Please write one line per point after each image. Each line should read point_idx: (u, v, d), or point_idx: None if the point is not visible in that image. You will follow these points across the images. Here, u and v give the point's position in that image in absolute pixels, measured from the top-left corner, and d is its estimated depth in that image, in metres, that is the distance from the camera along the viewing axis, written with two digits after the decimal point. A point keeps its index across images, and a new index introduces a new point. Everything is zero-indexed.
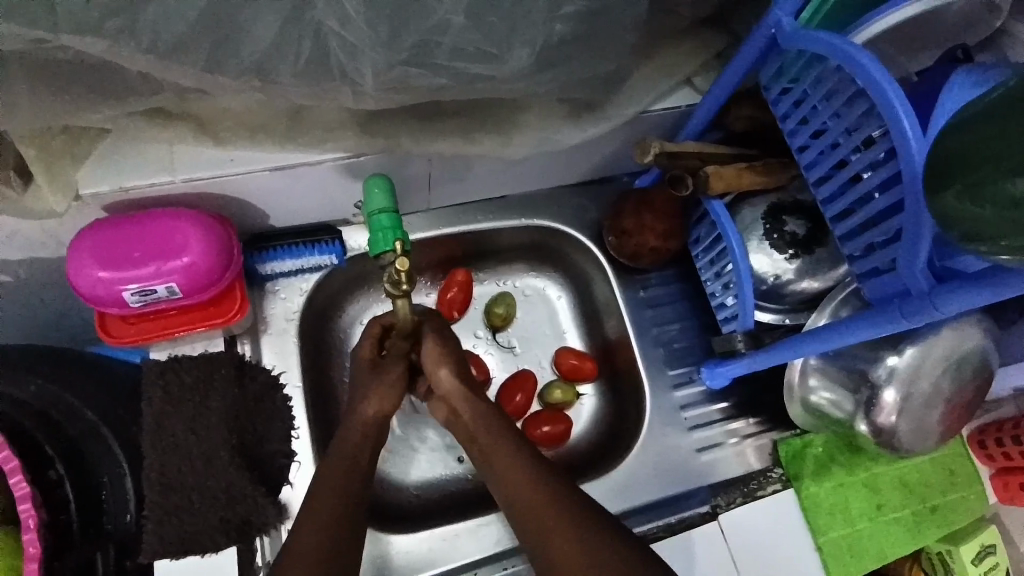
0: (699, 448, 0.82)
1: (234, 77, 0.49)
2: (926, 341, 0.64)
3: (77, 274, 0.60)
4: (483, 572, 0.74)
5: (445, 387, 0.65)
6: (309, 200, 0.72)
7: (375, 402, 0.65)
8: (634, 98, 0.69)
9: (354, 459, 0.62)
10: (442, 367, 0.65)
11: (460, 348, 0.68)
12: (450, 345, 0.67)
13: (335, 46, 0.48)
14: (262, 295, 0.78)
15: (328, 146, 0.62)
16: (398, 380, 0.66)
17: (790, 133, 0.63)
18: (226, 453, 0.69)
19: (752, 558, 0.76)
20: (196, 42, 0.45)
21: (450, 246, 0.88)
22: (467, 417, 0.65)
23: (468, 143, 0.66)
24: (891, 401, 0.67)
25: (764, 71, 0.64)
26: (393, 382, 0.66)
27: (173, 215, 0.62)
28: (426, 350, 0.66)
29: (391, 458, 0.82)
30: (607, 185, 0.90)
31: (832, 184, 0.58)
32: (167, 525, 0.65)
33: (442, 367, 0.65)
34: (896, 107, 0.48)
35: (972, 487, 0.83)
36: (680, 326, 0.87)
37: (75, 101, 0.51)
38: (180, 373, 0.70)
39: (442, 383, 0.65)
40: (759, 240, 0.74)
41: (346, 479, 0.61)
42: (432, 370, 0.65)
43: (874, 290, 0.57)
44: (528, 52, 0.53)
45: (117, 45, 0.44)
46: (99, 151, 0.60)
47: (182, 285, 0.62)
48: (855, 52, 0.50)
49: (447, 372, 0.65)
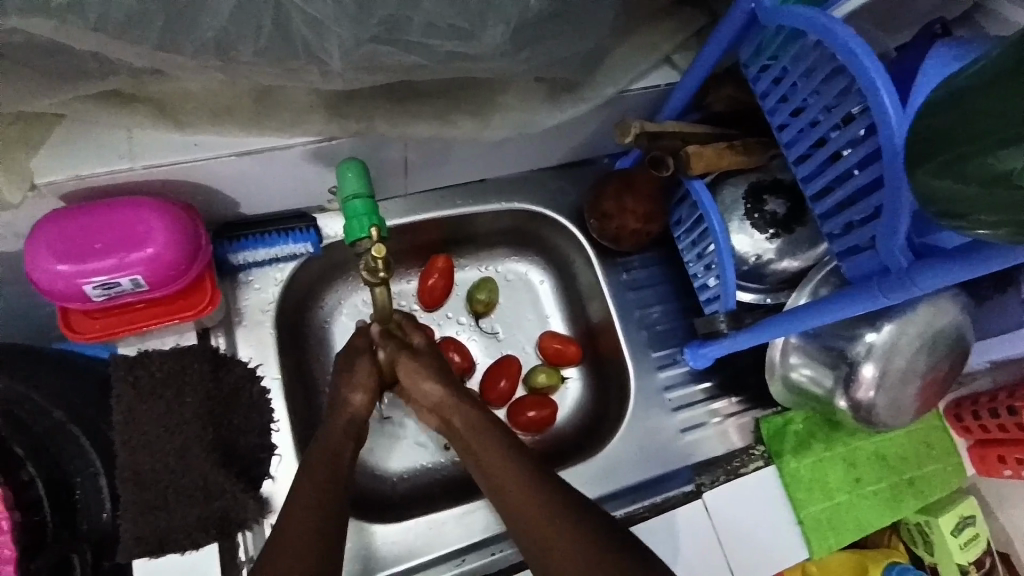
0: (683, 429, 0.83)
1: (194, 56, 0.46)
2: (904, 317, 0.65)
3: (35, 268, 0.57)
4: (470, 558, 0.74)
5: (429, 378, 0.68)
6: (280, 185, 0.69)
7: (356, 402, 0.66)
8: (613, 78, 0.68)
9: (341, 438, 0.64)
10: (426, 379, 0.66)
11: (439, 361, 0.68)
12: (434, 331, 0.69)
13: (301, 22, 0.45)
14: (235, 286, 0.76)
15: (298, 130, 0.60)
16: (369, 377, 0.66)
17: (770, 112, 0.62)
18: (201, 449, 0.67)
19: (735, 536, 0.77)
20: (151, 18, 0.43)
21: (430, 232, 0.86)
22: (455, 420, 0.66)
23: (445, 126, 0.64)
24: (869, 376, 0.67)
25: (744, 48, 0.63)
26: (366, 378, 0.66)
27: (133, 205, 0.59)
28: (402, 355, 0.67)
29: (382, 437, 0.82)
30: (588, 166, 0.89)
31: (811, 163, 0.58)
32: (145, 523, 0.64)
33: (426, 380, 0.66)
34: (877, 81, 0.47)
35: (948, 459, 0.85)
36: (663, 308, 0.87)
37: (22, 86, 0.48)
38: (151, 369, 0.68)
39: (427, 396, 0.66)
40: (740, 221, 0.74)
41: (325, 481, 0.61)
42: (415, 384, 0.66)
43: (853, 268, 0.57)
44: (504, 29, 0.51)
45: (64, 25, 0.42)
46: (54, 138, 0.57)
47: (147, 278, 0.60)
48: (836, 27, 0.49)
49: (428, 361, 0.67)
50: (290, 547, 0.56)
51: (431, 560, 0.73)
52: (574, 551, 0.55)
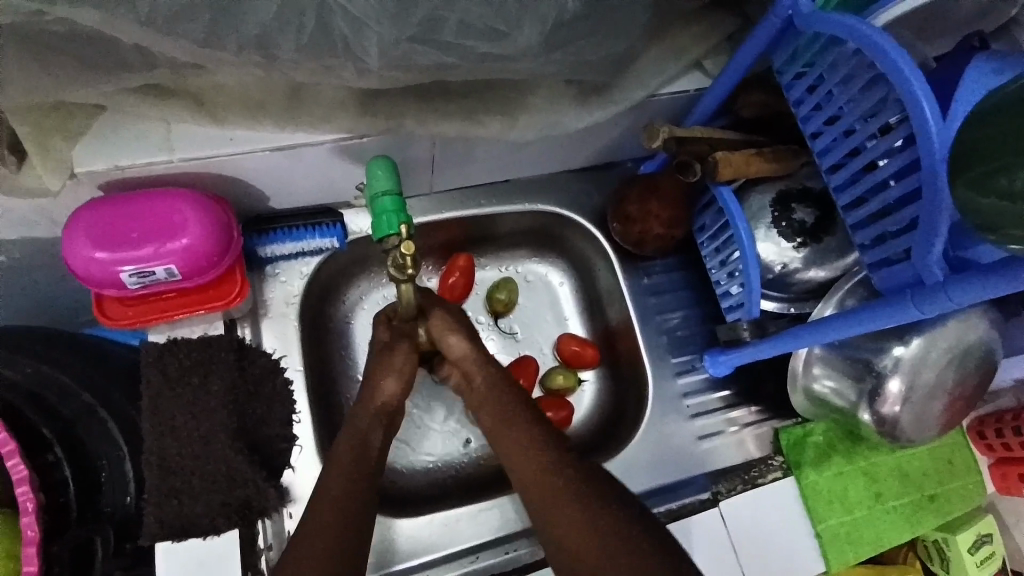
0: (700, 436, 0.82)
1: (235, 53, 0.47)
2: (933, 331, 0.64)
3: (72, 255, 0.58)
4: (484, 556, 0.74)
5: (457, 353, 0.68)
6: (307, 180, 0.70)
7: (388, 386, 0.66)
8: (642, 81, 0.67)
9: (366, 439, 0.64)
10: (451, 334, 0.68)
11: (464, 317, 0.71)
12: (455, 314, 0.69)
13: (340, 20, 0.46)
14: (261, 278, 0.77)
15: (329, 126, 0.61)
16: (406, 363, 0.67)
17: (803, 120, 0.62)
18: (226, 437, 0.68)
19: (750, 547, 0.76)
20: (195, 13, 0.43)
21: (452, 231, 0.87)
22: (480, 383, 0.67)
23: (474, 125, 0.65)
24: (895, 390, 0.67)
25: (778, 55, 0.62)
26: (401, 363, 0.67)
27: (170, 195, 0.60)
28: (433, 325, 0.68)
29: (428, 462, 0.82)
30: (611, 170, 0.89)
31: (845, 173, 0.57)
32: (167, 508, 0.65)
33: (453, 335, 0.68)
34: (917, 91, 0.46)
35: (969, 476, 0.84)
36: (682, 314, 0.87)
37: (66, 76, 0.49)
38: (178, 356, 0.69)
39: (454, 351, 0.68)
40: (766, 229, 0.73)
41: (357, 460, 0.62)
42: (442, 339, 0.68)
43: (885, 280, 0.55)
44: (539, 31, 0.51)
45: (111, 15, 0.42)
46: (95, 128, 0.58)
47: (180, 267, 0.61)
48: (876, 36, 0.49)
49: (458, 338, 0.68)
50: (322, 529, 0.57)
51: (446, 556, 0.73)
52: (585, 539, 0.56)
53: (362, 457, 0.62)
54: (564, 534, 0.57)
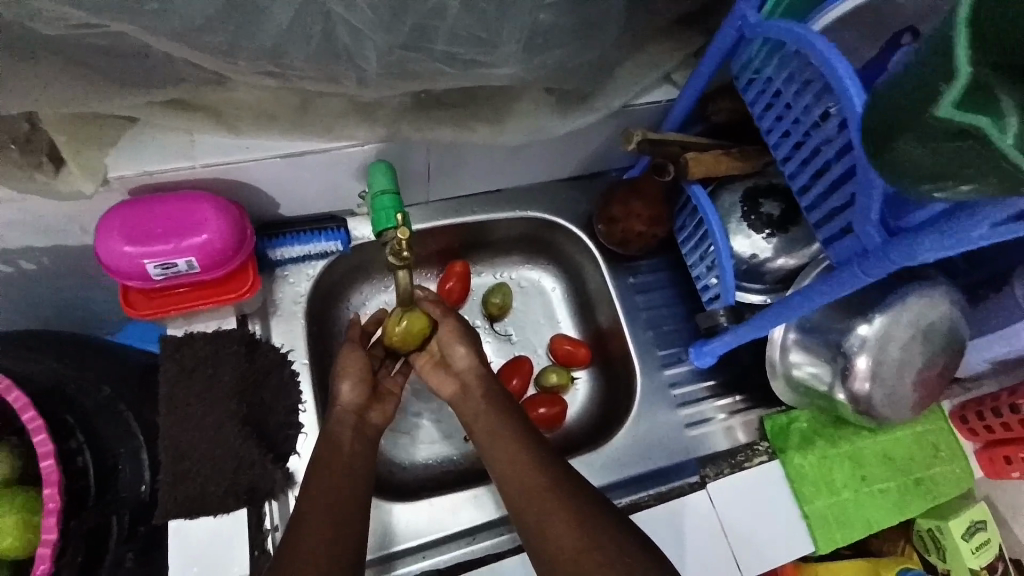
0: (688, 424, 0.86)
1: (252, 62, 0.54)
2: (893, 309, 0.69)
3: (103, 248, 0.64)
4: (480, 537, 0.76)
5: (461, 362, 0.74)
6: (315, 187, 0.77)
7: (346, 392, 0.72)
8: (617, 90, 0.75)
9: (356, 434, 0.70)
10: (459, 344, 0.74)
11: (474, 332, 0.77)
12: (467, 328, 0.76)
13: (344, 30, 0.53)
14: (271, 280, 0.83)
15: (335, 132, 0.68)
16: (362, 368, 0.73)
17: (759, 118, 0.69)
18: (235, 422, 0.72)
19: (739, 528, 0.78)
20: (216, 27, 0.50)
21: (449, 237, 0.93)
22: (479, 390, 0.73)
23: (465, 132, 0.71)
24: (863, 368, 0.71)
25: (735, 62, 0.70)
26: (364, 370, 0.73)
27: (192, 197, 0.67)
28: (444, 328, 0.75)
29: (426, 460, 0.86)
30: (597, 178, 0.96)
31: (796, 161, 0.64)
32: (180, 487, 0.68)
33: (460, 346, 0.74)
34: (846, 80, 0.53)
35: (957, 461, 0.87)
36: (668, 310, 0.92)
37: (106, 87, 0.56)
38: (194, 349, 0.74)
39: (459, 361, 0.74)
40: (737, 223, 0.79)
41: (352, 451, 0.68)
42: (449, 348, 0.74)
43: (837, 253, 0.60)
44: (517, 39, 0.58)
45: (146, 30, 0.49)
46: (125, 137, 0.65)
47: (200, 261, 0.67)
48: (811, 36, 0.56)
49: (464, 348, 0.74)
50: (317, 498, 0.62)
51: (444, 539, 0.76)
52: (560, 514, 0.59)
53: (349, 456, 0.67)
54: (529, 518, 0.61)
